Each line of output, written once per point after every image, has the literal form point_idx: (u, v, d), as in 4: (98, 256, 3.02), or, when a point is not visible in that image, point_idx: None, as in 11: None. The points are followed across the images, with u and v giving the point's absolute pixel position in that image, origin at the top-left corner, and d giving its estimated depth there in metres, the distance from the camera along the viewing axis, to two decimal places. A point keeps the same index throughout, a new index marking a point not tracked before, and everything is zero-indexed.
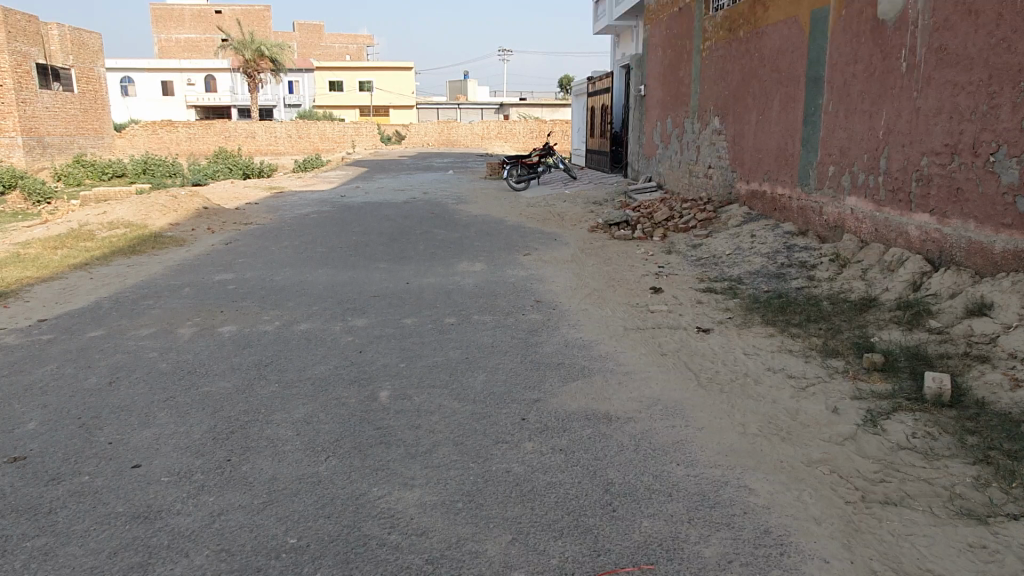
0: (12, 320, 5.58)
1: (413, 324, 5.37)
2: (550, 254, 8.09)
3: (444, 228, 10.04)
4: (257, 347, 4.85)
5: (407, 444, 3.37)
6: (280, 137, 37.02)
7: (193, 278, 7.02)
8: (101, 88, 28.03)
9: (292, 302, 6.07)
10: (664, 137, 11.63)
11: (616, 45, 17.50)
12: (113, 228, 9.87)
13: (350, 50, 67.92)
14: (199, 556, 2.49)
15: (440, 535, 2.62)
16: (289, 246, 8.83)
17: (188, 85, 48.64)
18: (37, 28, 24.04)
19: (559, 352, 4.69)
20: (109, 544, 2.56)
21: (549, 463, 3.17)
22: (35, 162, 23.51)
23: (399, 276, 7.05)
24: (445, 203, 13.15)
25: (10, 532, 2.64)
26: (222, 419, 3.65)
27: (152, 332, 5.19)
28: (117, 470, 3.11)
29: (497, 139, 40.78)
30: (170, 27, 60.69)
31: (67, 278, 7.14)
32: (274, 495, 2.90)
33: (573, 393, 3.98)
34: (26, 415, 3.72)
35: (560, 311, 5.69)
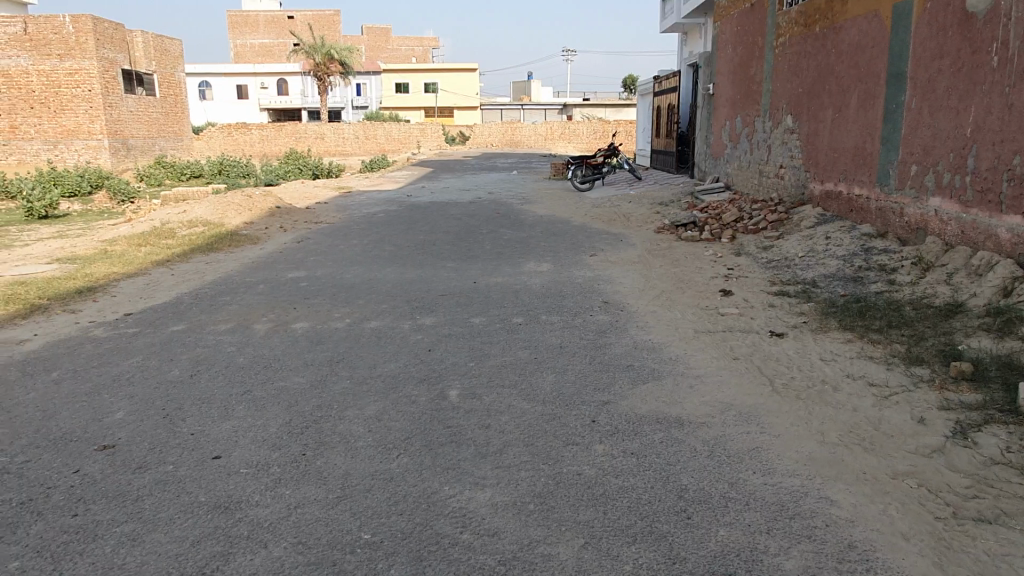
0: (101, 313, 5.87)
1: (482, 323, 5.39)
2: (616, 255, 8.00)
3: (509, 228, 10.06)
4: (330, 343, 4.96)
5: (478, 443, 3.38)
6: (348, 138, 37.80)
7: (268, 275, 7.22)
8: (181, 92, 29.21)
9: (362, 300, 6.17)
10: (733, 136, 11.38)
11: (683, 43, 17.22)
12: (192, 226, 10.27)
13: (416, 53, 68.95)
14: (277, 548, 2.55)
15: (512, 536, 2.61)
16: (358, 245, 8.99)
17: (262, 89, 50.18)
18: (123, 35, 25.19)
19: (628, 353, 4.63)
20: (193, 532, 2.65)
21: (621, 466, 3.12)
22: (120, 164, 24.64)
23: (466, 276, 7.09)
24: (510, 203, 13.19)
25: (101, 517, 2.76)
26: (297, 413, 3.74)
27: (230, 327, 5.36)
28: (199, 460, 3.22)
29: (561, 139, 40.58)
30: (246, 33, 63.03)
31: (151, 273, 7.46)
32: (348, 490, 2.95)
33: (643, 395, 3.92)
34: (114, 405, 3.90)
35: (628, 312, 5.63)
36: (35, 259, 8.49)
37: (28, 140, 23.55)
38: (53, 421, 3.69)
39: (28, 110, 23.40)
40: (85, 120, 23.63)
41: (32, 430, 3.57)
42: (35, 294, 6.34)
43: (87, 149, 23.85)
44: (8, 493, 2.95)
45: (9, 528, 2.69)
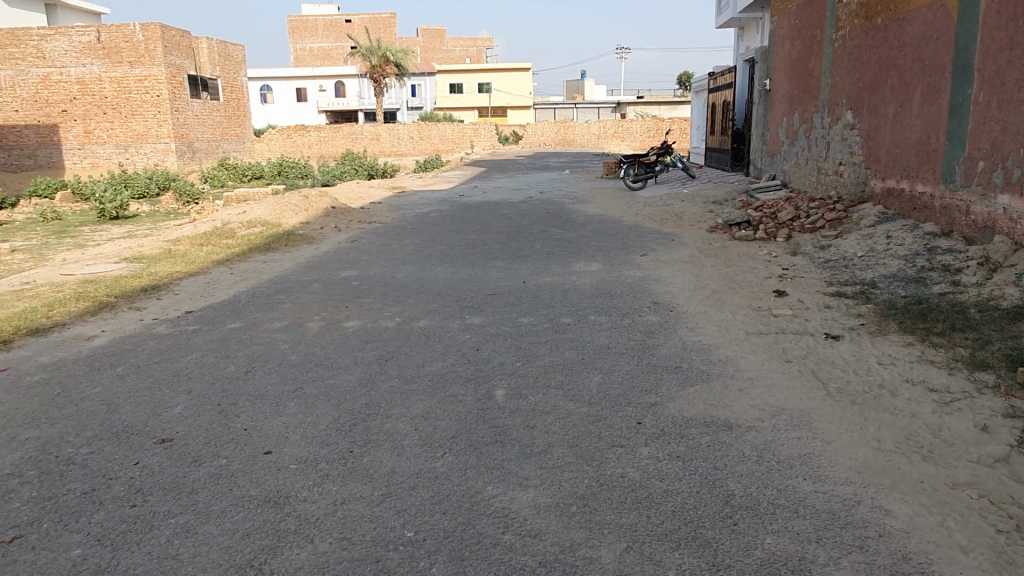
0: (165, 311, 6.08)
1: (530, 323, 5.39)
2: (668, 255, 7.89)
3: (560, 228, 10.03)
4: (379, 342, 5.03)
5: (522, 443, 3.38)
6: (403, 138, 38.03)
7: (322, 274, 7.38)
8: (244, 96, 30.06)
9: (412, 299, 6.25)
10: (790, 132, 11.10)
11: (740, 38, 16.86)
12: (251, 226, 10.56)
13: (470, 53, 69.38)
14: (323, 543, 2.60)
15: (554, 538, 2.61)
16: (410, 244, 9.11)
17: (320, 91, 51.25)
18: (189, 42, 26.03)
19: (677, 355, 4.56)
20: (244, 525, 2.72)
21: (666, 470, 3.08)
22: (186, 165, 25.55)
23: (516, 275, 7.10)
24: (562, 202, 13.15)
25: (157, 508, 2.86)
26: (345, 411, 3.80)
27: (284, 326, 5.49)
28: (250, 455, 3.30)
29: (615, 138, 40.18)
30: (305, 38, 64.53)
31: (211, 272, 7.70)
32: (393, 488, 2.99)
33: (691, 397, 3.87)
34: (173, 400, 4.04)
35: (678, 313, 5.56)
36: (104, 259, 8.87)
37: (102, 144, 24.64)
38: (116, 414, 3.84)
39: (101, 116, 24.45)
40: (153, 124, 24.59)
41: (96, 423, 3.73)
42: (103, 292, 6.62)
43: (156, 152, 24.80)
44: (73, 483, 3.09)
45: (72, 517, 2.81)
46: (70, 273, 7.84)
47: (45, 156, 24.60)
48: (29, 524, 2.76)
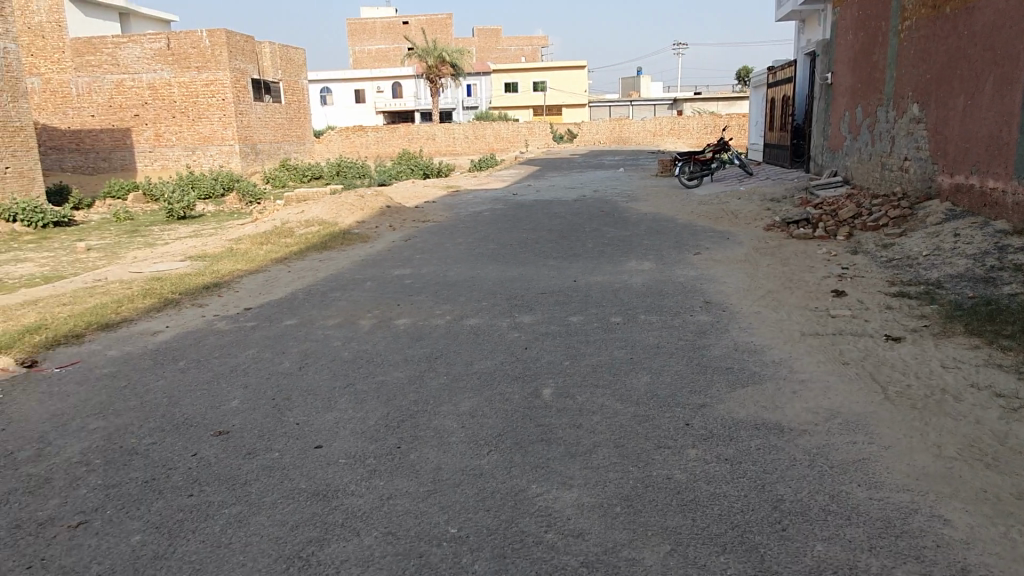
0: (225, 307, 6.29)
1: (579, 321, 5.37)
2: (723, 254, 7.74)
3: (613, 227, 9.95)
4: (429, 339, 5.09)
5: (568, 442, 3.37)
6: (458, 138, 38.29)
7: (377, 272, 7.51)
8: (305, 98, 30.78)
9: (462, 297, 6.30)
10: (853, 127, 10.76)
11: (801, 31, 16.42)
12: (308, 225, 10.82)
13: (525, 52, 69.44)
14: (368, 537, 2.65)
15: (597, 538, 2.59)
16: (462, 243, 9.18)
17: (377, 92, 52.03)
18: (253, 46, 26.78)
19: (728, 355, 4.48)
20: (293, 517, 2.79)
21: (713, 472, 3.03)
22: (250, 166, 26.30)
23: (566, 274, 7.08)
24: (615, 201, 13.05)
25: (212, 498, 2.96)
26: (394, 407, 3.86)
27: (338, 322, 5.61)
28: (302, 449, 3.39)
29: (671, 135, 39.60)
30: (363, 40, 65.66)
31: (270, 270, 7.92)
32: (438, 484, 3.02)
33: (741, 399, 3.79)
34: (230, 393, 4.17)
35: (731, 312, 5.45)
36: (172, 257, 9.21)
37: (171, 146, 25.61)
38: (177, 407, 3.99)
39: (170, 120, 25.38)
40: (219, 127, 25.38)
41: (158, 415, 3.88)
42: (169, 289, 6.88)
43: (221, 154, 25.61)
44: (135, 472, 3.22)
45: (134, 504, 2.93)
46: (139, 271, 8.17)
47: (119, 159, 25.73)
48: (94, 510, 2.89)
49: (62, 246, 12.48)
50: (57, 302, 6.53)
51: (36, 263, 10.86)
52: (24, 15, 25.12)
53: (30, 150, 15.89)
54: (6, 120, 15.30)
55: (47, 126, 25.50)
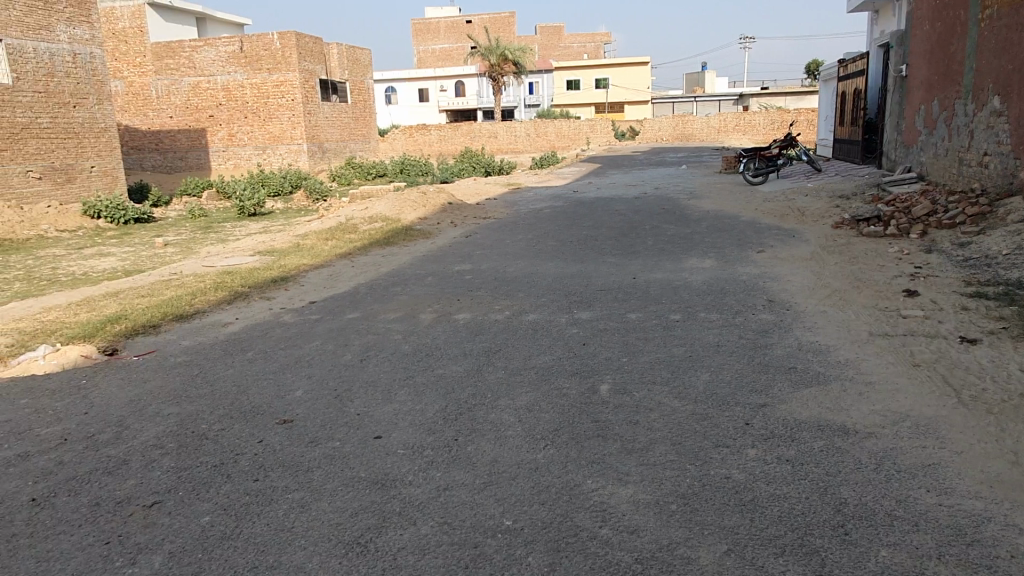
0: (292, 301, 6.49)
1: (637, 318, 5.33)
2: (787, 252, 7.55)
3: (674, 224, 9.81)
4: (488, 334, 5.13)
5: (624, 439, 3.35)
6: (520, 136, 38.32)
7: (437, 268, 7.60)
8: (370, 97, 31.38)
9: (521, 293, 6.32)
10: (929, 121, 10.33)
11: (874, 22, 15.83)
12: (372, 221, 11.04)
13: (588, 49, 69.10)
14: (425, 526, 2.70)
15: (652, 536, 2.58)
16: (522, 239, 9.21)
17: (441, 91, 52.63)
18: (321, 48, 27.41)
19: (792, 355, 4.37)
20: (352, 505, 2.86)
21: (773, 473, 2.97)
22: (317, 165, 26.99)
23: (626, 271, 7.03)
24: (677, 198, 12.85)
25: (277, 484, 3.06)
26: (452, 400, 3.91)
27: (399, 316, 5.72)
28: (362, 439, 3.47)
29: (736, 131, 38.78)
30: (428, 39, 66.50)
31: (334, 265, 8.12)
32: (494, 477, 3.06)
33: (804, 400, 3.69)
34: (295, 383, 4.30)
35: (795, 312, 5.32)
36: (242, 252, 9.55)
37: (243, 146, 26.48)
38: (245, 395, 4.14)
39: (243, 120, 26.25)
40: (288, 126, 26.08)
41: (227, 402, 4.04)
42: (239, 283, 7.13)
43: (290, 153, 26.36)
44: (205, 456, 3.36)
45: (203, 487, 3.06)
46: (211, 265, 8.49)
47: (195, 158, 26.77)
48: (168, 491, 3.04)
49: (142, 241, 13.09)
50: (136, 294, 6.86)
51: (118, 257, 11.43)
52: (109, 22, 26.43)
53: (114, 150, 16.69)
54: (92, 122, 16.10)
55: (128, 126, 26.76)
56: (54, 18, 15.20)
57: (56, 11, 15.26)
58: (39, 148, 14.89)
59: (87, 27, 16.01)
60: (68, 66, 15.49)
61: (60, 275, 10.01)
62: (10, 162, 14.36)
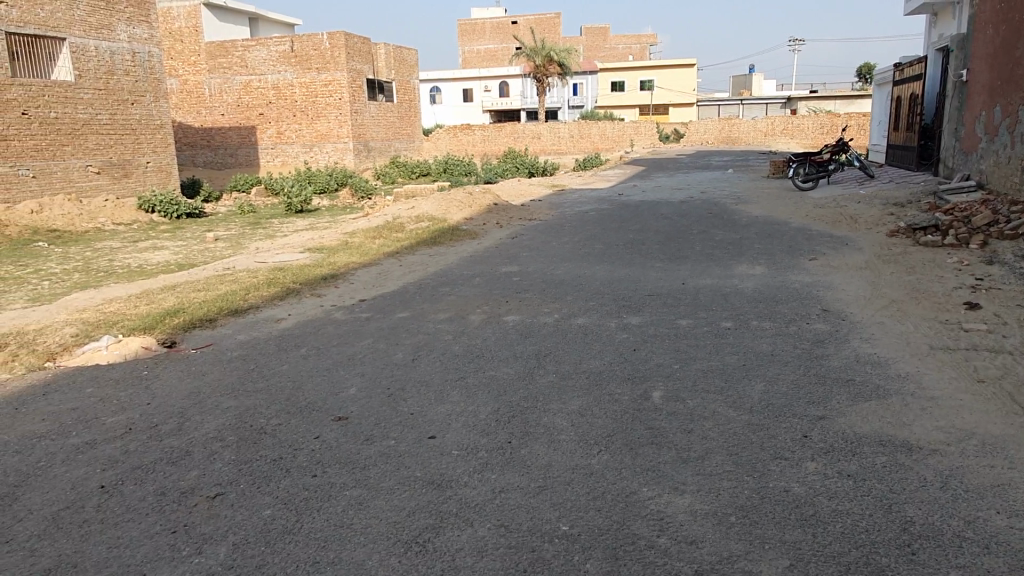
0: (341, 298, 6.58)
1: (688, 325, 5.28)
2: (840, 260, 7.40)
3: (722, 229, 9.68)
4: (538, 336, 5.14)
5: (679, 447, 3.33)
6: (564, 137, 38.20)
7: (484, 269, 7.62)
8: (416, 97, 31.62)
9: (570, 296, 6.31)
10: (990, 128, 10.02)
11: (932, 25, 15.40)
12: (419, 221, 11.12)
13: (634, 50, 68.58)
14: (482, 528, 2.71)
15: (711, 547, 2.55)
16: (569, 242, 9.18)
17: (485, 92, 52.77)
18: (369, 48, 27.70)
19: (848, 367, 4.29)
20: (409, 504, 2.90)
21: (834, 488, 2.92)
22: (362, 163, 27.28)
23: (674, 276, 6.96)
24: (724, 203, 12.68)
25: (335, 480, 3.11)
26: (504, 403, 3.92)
27: (448, 317, 5.76)
28: (416, 438, 3.50)
29: (784, 135, 38.08)
30: (473, 40, 66.81)
31: (382, 264, 8.21)
32: (550, 481, 3.06)
33: (864, 413, 3.62)
34: (348, 381, 4.36)
35: (850, 322, 5.21)
36: (292, 249, 9.70)
37: (291, 143, 26.93)
38: (301, 391, 4.22)
39: (291, 118, 26.71)
40: (335, 125, 26.39)
41: (283, 397, 4.12)
42: (291, 279, 7.26)
43: (336, 151, 26.65)
44: (265, 450, 3.43)
45: (264, 480, 3.13)
46: (262, 261, 8.65)
47: (244, 155, 27.34)
48: (230, 483, 3.11)
49: (194, 236, 13.42)
50: (191, 288, 7.02)
51: (171, 251, 11.74)
52: (166, 21, 27.21)
53: (169, 146, 17.15)
54: (149, 119, 16.55)
55: (182, 124, 27.48)
56: (115, 18, 15.68)
57: (117, 11, 15.75)
58: (98, 143, 15.35)
59: (146, 27, 16.46)
60: (127, 64, 15.94)
61: (117, 268, 10.32)
62: (70, 157, 14.85)
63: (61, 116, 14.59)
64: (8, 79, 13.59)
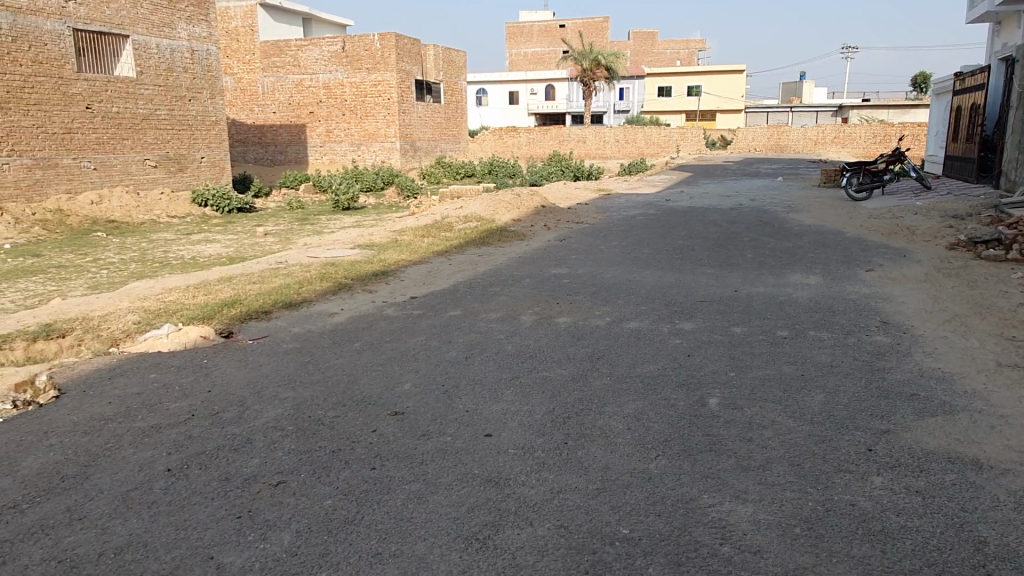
0: (393, 294, 6.64)
1: (744, 332, 5.20)
2: (899, 272, 7.22)
3: (773, 237, 9.52)
4: (590, 339, 5.11)
5: (739, 456, 3.28)
6: (609, 141, 38.02)
7: (533, 270, 7.62)
8: (462, 98, 31.81)
9: (621, 300, 6.27)
10: None
11: (996, 34, 14.93)
12: (467, 221, 11.17)
13: (682, 55, 67.92)
14: (541, 527, 2.71)
15: (776, 558, 2.51)
16: (617, 246, 9.13)
17: (531, 95, 52.86)
18: (418, 49, 27.93)
19: (912, 381, 4.17)
20: (468, 500, 2.91)
21: (902, 504, 2.84)
22: (409, 163, 27.53)
23: (726, 283, 6.88)
24: (775, 211, 12.48)
25: (393, 474, 3.14)
26: (559, 403, 3.92)
27: (500, 316, 5.77)
28: (472, 435, 3.52)
29: (834, 144, 37.28)
30: (521, 42, 66.98)
31: (432, 262, 8.26)
32: (608, 483, 3.04)
33: (931, 429, 3.52)
34: (402, 376, 4.40)
35: (913, 336, 5.07)
36: (342, 245, 9.85)
37: (339, 142, 27.33)
38: (356, 384, 4.27)
39: (341, 117, 27.10)
40: (383, 125, 26.69)
41: (339, 390, 4.17)
42: (343, 274, 7.36)
43: (383, 150, 26.93)
44: (324, 441, 3.48)
45: (323, 470, 3.18)
46: (314, 256, 8.78)
47: (294, 153, 27.83)
48: (290, 472, 3.16)
49: (245, 230, 13.67)
50: (246, 280, 7.16)
51: (223, 244, 12.00)
52: (224, 21, 27.83)
53: (223, 142, 17.59)
54: (205, 115, 17.00)
55: (236, 121, 28.11)
56: (176, 17, 16.13)
57: (178, 11, 16.19)
58: (156, 138, 15.81)
59: (205, 26, 16.90)
60: (186, 62, 16.38)
61: (172, 259, 10.58)
62: (130, 151, 15.27)
63: (122, 111, 15.02)
64: (74, 74, 14.02)
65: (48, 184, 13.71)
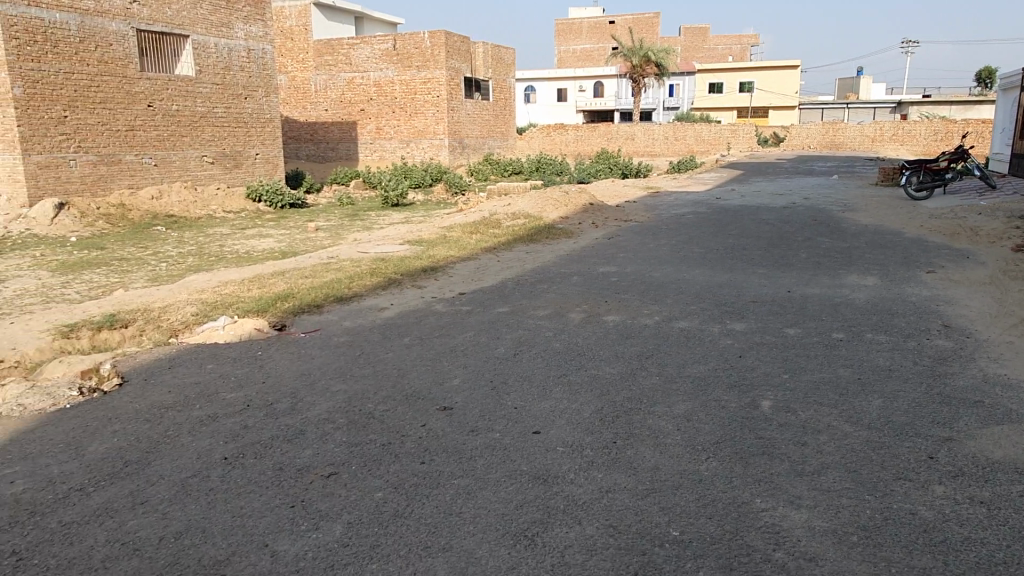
0: (442, 290, 6.69)
1: (797, 334, 5.09)
2: (962, 274, 6.97)
3: (828, 237, 9.28)
4: (639, 338, 5.06)
5: (793, 460, 3.21)
6: (658, 138, 37.59)
7: (582, 268, 7.59)
8: (511, 96, 31.85)
9: (670, 299, 6.20)
10: None
11: None
12: (515, 218, 11.18)
13: (734, 51, 66.74)
14: (590, 526, 2.69)
15: (832, 566, 2.45)
16: (666, 244, 9.04)
17: (580, 92, 52.59)
18: (467, 47, 28.07)
19: (976, 388, 4.02)
20: (516, 497, 2.91)
21: (965, 514, 2.74)
22: (457, 160, 27.70)
23: (779, 283, 6.73)
24: (830, 210, 12.17)
25: (442, 468, 3.16)
26: (608, 402, 3.89)
27: (548, 314, 5.76)
28: (521, 432, 3.52)
29: (893, 142, 36.17)
30: (570, 39, 66.68)
31: (480, 259, 8.29)
32: (658, 484, 3.01)
33: (996, 438, 3.38)
34: (451, 372, 4.43)
35: (976, 340, 4.88)
36: (391, 240, 9.97)
37: (389, 139, 27.67)
38: (406, 378, 4.32)
39: (391, 115, 27.42)
40: (432, 122, 26.91)
41: (390, 384, 4.22)
42: (392, 270, 7.45)
43: (431, 147, 27.16)
44: (374, 434, 3.52)
45: (374, 463, 3.22)
46: (364, 252, 8.90)
47: (345, 150, 28.26)
48: (342, 464, 3.21)
49: (297, 225, 13.94)
50: (299, 274, 7.31)
51: (276, 238, 12.25)
52: (279, 20, 28.38)
53: (276, 139, 17.99)
54: (260, 113, 17.41)
55: (289, 118, 28.68)
56: (233, 17, 16.54)
57: (235, 11, 16.59)
58: (213, 136, 16.24)
59: (261, 26, 17.30)
60: (243, 60, 16.80)
61: (227, 253, 10.85)
62: (188, 148, 15.72)
63: (181, 109, 15.47)
64: (137, 73, 14.49)
65: (112, 179, 14.19)
